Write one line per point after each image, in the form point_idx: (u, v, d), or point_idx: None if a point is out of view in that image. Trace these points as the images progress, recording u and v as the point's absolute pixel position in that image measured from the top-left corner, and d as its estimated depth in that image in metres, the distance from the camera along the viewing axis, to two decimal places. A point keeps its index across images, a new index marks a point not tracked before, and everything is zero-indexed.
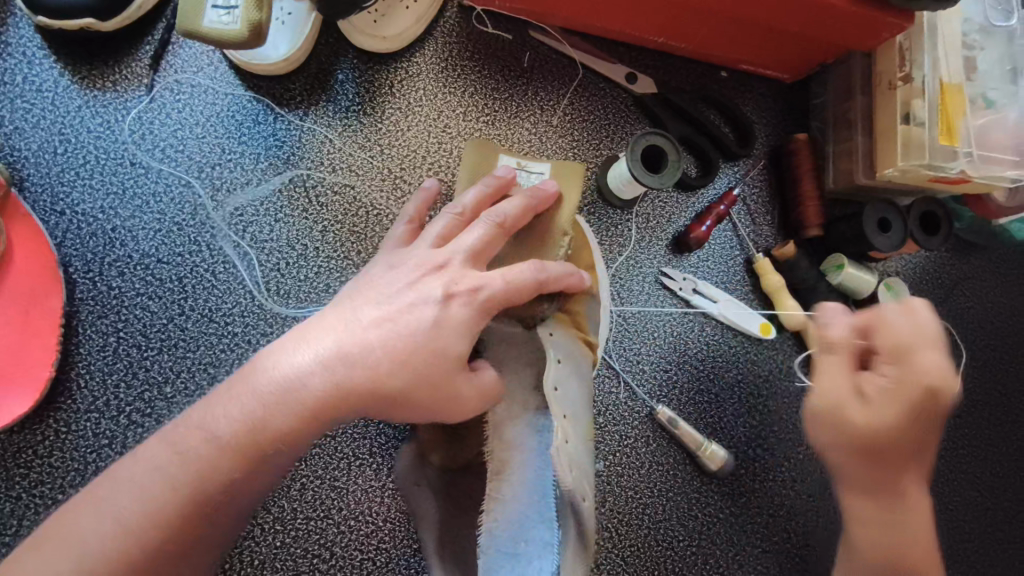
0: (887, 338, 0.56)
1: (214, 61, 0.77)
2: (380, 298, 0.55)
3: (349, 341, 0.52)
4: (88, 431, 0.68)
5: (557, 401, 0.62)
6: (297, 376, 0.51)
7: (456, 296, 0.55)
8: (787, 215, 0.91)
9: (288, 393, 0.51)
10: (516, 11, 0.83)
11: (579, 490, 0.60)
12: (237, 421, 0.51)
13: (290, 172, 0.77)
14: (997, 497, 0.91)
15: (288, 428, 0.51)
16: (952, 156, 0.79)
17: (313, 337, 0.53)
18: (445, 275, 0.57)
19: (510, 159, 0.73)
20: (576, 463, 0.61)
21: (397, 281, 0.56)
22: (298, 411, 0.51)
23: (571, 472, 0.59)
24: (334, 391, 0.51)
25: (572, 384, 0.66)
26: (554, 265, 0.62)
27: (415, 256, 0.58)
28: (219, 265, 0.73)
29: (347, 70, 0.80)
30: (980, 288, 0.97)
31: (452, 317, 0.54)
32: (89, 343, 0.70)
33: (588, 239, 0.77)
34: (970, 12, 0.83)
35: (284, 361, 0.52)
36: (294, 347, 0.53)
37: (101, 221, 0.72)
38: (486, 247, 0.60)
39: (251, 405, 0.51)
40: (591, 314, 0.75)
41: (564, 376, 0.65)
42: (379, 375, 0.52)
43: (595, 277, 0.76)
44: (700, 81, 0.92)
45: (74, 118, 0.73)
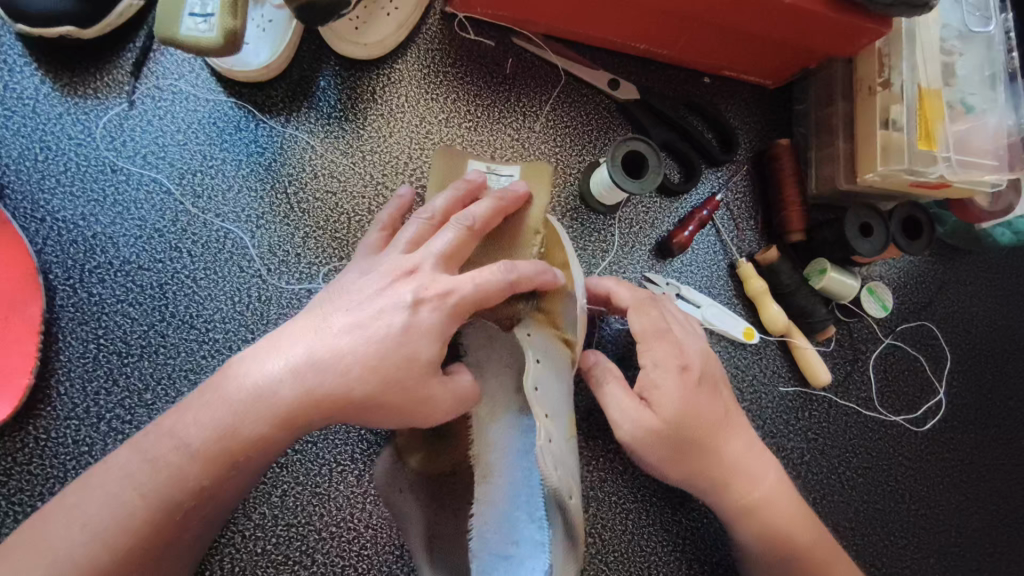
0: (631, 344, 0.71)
1: (195, 68, 0.77)
2: (351, 305, 0.55)
3: (321, 348, 0.53)
4: (68, 438, 0.68)
5: (538, 401, 0.62)
6: (269, 384, 0.52)
7: (424, 302, 0.55)
8: (770, 219, 0.92)
9: (258, 398, 0.52)
10: (498, 18, 0.84)
11: (565, 489, 0.58)
12: (209, 429, 0.51)
13: (272, 178, 0.77)
14: (982, 500, 0.93)
15: (260, 432, 0.52)
16: (931, 161, 0.79)
17: (286, 344, 0.54)
18: (416, 279, 0.57)
19: (480, 164, 0.74)
20: (563, 461, 0.61)
21: (368, 288, 0.56)
22: (271, 416, 0.51)
23: (557, 470, 0.59)
24: (304, 396, 0.52)
25: (550, 385, 0.65)
26: (526, 265, 0.62)
27: (386, 263, 0.59)
28: (200, 271, 0.74)
29: (329, 76, 0.80)
30: (964, 292, 0.97)
31: (422, 322, 0.54)
32: (70, 350, 0.70)
33: (563, 239, 0.75)
34: (949, 18, 0.83)
35: (257, 367, 0.53)
36: (266, 355, 0.53)
37: (82, 228, 0.72)
38: (457, 249, 0.60)
39: (221, 410, 0.52)
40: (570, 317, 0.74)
41: (542, 378, 0.64)
42: (348, 381, 0.52)
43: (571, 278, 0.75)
44: (683, 88, 0.92)
45: (56, 125, 0.73)
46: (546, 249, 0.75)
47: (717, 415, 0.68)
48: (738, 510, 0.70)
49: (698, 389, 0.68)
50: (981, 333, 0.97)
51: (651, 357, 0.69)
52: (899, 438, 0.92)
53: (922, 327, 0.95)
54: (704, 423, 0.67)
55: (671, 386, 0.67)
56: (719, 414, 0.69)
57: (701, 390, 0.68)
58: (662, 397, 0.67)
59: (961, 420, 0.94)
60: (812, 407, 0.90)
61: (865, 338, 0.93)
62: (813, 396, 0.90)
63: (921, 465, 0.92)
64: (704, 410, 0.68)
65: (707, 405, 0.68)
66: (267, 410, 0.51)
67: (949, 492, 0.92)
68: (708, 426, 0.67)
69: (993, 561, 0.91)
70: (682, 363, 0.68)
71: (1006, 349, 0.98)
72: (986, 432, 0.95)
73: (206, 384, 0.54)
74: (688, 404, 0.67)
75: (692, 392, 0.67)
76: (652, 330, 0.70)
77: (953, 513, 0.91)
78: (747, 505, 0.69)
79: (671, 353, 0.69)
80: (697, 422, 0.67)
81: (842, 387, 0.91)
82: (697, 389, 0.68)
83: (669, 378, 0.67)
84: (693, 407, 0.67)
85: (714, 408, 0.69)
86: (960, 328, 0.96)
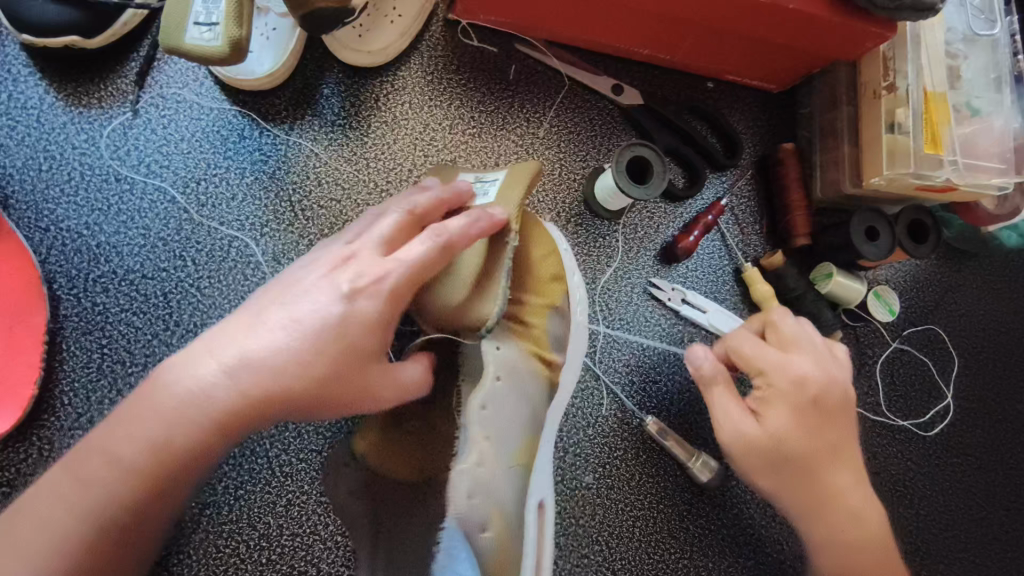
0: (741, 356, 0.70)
1: (199, 76, 0.77)
2: (290, 296, 0.53)
3: (253, 346, 0.51)
4: (72, 448, 0.67)
5: (479, 421, 0.62)
6: (202, 389, 0.49)
7: (362, 291, 0.53)
8: (775, 224, 0.91)
9: (192, 404, 0.49)
10: (501, 25, 0.83)
11: (476, 522, 0.60)
12: (144, 442, 0.49)
13: (276, 186, 0.77)
14: (993, 505, 0.92)
15: (193, 439, 0.49)
16: (937, 166, 0.79)
17: (216, 351, 0.51)
18: (352, 267, 0.55)
19: (468, 175, 0.71)
20: (491, 493, 0.62)
21: (304, 279, 0.55)
22: (204, 424, 0.49)
23: (473, 503, 0.60)
24: (240, 400, 0.49)
25: (506, 400, 0.65)
26: (455, 222, 0.58)
27: (325, 251, 0.57)
28: (204, 280, 0.73)
29: (333, 84, 0.80)
30: (971, 295, 0.97)
31: (359, 313, 0.53)
32: (73, 359, 0.69)
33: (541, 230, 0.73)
34: (953, 21, 0.83)
35: (193, 364, 0.51)
36: (205, 357, 0.51)
37: (86, 237, 0.72)
38: (398, 236, 0.59)
39: (154, 420, 0.49)
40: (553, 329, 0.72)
41: (498, 393, 0.64)
42: (272, 377, 0.50)
43: (561, 286, 0.74)
44: (687, 92, 0.92)
45: (60, 135, 0.73)
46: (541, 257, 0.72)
47: (826, 448, 0.65)
48: (827, 541, 0.67)
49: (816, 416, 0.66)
50: (988, 336, 0.97)
51: (767, 380, 0.67)
52: (907, 443, 0.91)
53: (929, 331, 0.95)
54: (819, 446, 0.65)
55: (778, 405, 0.66)
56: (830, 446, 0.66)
57: (815, 416, 0.66)
58: (766, 414, 0.66)
59: (970, 425, 0.94)
60: None
61: (872, 342, 0.92)
62: None
63: (930, 471, 0.91)
64: (811, 436, 0.65)
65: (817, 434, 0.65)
66: (200, 416, 0.49)
67: (959, 497, 0.91)
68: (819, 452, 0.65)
69: (1004, 567, 0.90)
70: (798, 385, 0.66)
71: (1015, 352, 0.97)
72: (996, 436, 0.94)
73: (138, 391, 0.51)
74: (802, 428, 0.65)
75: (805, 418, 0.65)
76: (772, 352, 0.68)
77: (963, 520, 0.91)
78: (835, 538, 0.66)
79: (783, 373, 0.67)
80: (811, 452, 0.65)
81: None
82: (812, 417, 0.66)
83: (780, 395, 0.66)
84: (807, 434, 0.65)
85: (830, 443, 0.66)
86: (967, 332, 0.96)
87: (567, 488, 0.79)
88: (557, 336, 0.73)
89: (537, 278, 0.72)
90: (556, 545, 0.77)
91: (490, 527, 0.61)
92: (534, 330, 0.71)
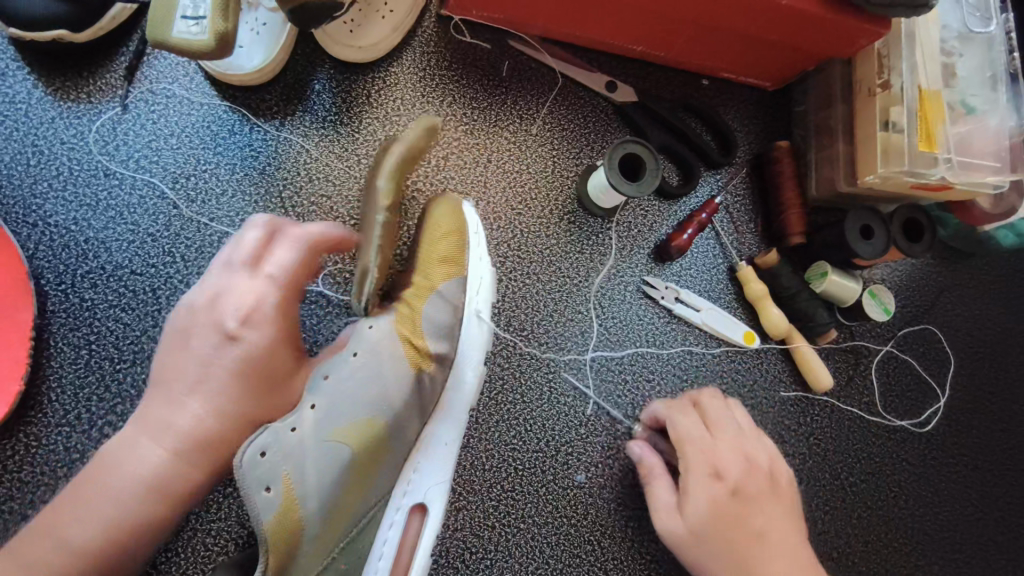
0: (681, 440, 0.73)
1: (189, 71, 0.76)
2: (185, 356, 0.55)
3: (183, 419, 0.53)
4: (59, 445, 0.67)
5: (314, 386, 0.59)
6: (153, 470, 0.51)
7: (246, 325, 0.56)
8: (770, 222, 0.91)
9: (148, 485, 0.51)
10: (494, 21, 0.83)
11: (259, 478, 0.54)
12: (103, 529, 0.49)
13: (266, 182, 0.77)
14: (989, 506, 0.92)
15: (154, 514, 0.51)
16: (932, 163, 0.78)
17: (153, 430, 0.53)
18: (224, 304, 0.56)
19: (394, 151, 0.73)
20: (287, 454, 0.56)
21: (186, 336, 0.56)
22: (165, 497, 0.52)
23: (263, 461, 0.54)
24: (197, 470, 0.53)
25: (354, 378, 0.61)
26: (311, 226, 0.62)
27: (190, 296, 0.57)
28: (193, 277, 0.73)
29: (324, 79, 0.80)
30: (967, 294, 0.96)
31: (253, 346, 0.55)
32: (61, 356, 0.69)
33: (450, 207, 0.72)
34: (948, 18, 0.83)
35: (131, 446, 0.52)
36: (139, 437, 0.52)
37: (74, 232, 0.71)
38: (259, 253, 0.59)
39: (108, 505, 0.50)
40: (430, 312, 0.67)
41: (346, 369, 0.61)
42: (211, 440, 0.53)
43: (454, 269, 0.70)
44: (682, 89, 0.92)
45: (48, 129, 0.72)
46: (442, 235, 0.69)
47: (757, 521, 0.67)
48: None
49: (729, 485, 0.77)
50: (984, 336, 0.96)
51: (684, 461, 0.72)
52: (903, 443, 0.90)
53: (925, 330, 0.94)
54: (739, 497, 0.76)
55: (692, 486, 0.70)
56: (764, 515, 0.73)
57: (733, 500, 0.68)
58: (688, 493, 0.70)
59: (967, 425, 0.93)
60: (815, 412, 0.89)
61: (867, 341, 0.92)
62: (815, 401, 0.89)
63: (926, 471, 0.90)
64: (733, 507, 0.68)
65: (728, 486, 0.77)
66: (159, 493, 0.51)
67: (955, 498, 0.91)
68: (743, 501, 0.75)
69: (999, 568, 0.90)
70: (716, 470, 0.70)
71: (1012, 352, 0.96)
72: (991, 436, 0.94)
73: (80, 475, 0.51)
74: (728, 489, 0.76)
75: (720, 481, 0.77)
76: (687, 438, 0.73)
77: (958, 519, 0.90)
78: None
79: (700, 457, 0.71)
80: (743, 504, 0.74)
81: (843, 392, 0.90)
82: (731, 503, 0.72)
83: (698, 482, 0.69)
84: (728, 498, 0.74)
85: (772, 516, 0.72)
86: (963, 331, 0.95)
87: (559, 487, 0.78)
88: (439, 322, 0.67)
89: (426, 258, 0.69)
90: (547, 545, 0.77)
91: (277, 488, 0.55)
92: (412, 312, 0.66)
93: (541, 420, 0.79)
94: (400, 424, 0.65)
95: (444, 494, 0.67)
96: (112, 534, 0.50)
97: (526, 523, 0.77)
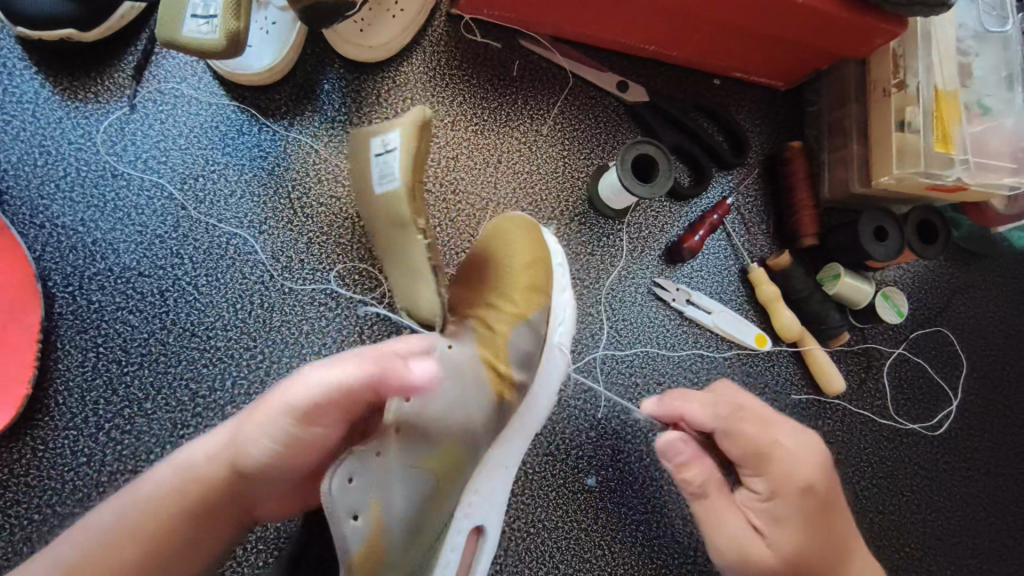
0: (747, 446, 0.61)
1: (197, 71, 0.76)
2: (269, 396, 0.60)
3: (225, 425, 0.57)
4: (66, 449, 0.66)
5: (399, 413, 0.58)
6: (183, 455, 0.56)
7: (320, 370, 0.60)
8: (782, 224, 0.90)
9: (175, 465, 0.55)
10: (504, 20, 0.82)
11: (347, 506, 0.53)
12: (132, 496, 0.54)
13: (275, 182, 0.76)
14: (1002, 511, 0.91)
15: (170, 488, 0.54)
16: (948, 164, 0.77)
17: (197, 440, 0.57)
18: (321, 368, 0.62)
19: (376, 141, 0.65)
20: (374, 483, 0.55)
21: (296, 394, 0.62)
22: (183, 472, 0.55)
23: (353, 487, 0.54)
24: (214, 449, 0.55)
25: (440, 402, 0.61)
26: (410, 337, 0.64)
27: None
28: (201, 278, 0.72)
29: (334, 79, 0.79)
30: (980, 297, 0.95)
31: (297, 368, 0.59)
32: (68, 358, 0.68)
33: (536, 231, 0.73)
34: (964, 18, 0.82)
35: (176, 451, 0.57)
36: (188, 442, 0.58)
37: (81, 233, 0.71)
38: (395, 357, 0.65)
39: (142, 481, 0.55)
40: (516, 342, 0.68)
41: (433, 393, 0.61)
42: (235, 431, 0.56)
43: (540, 299, 0.70)
44: (694, 89, 0.91)
45: (55, 129, 0.72)
46: (530, 263, 0.70)
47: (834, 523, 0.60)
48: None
49: (742, 447, 0.61)
50: (997, 338, 0.95)
51: (765, 480, 0.60)
52: (915, 447, 0.90)
53: (937, 333, 0.93)
54: (771, 464, 0.60)
55: (788, 505, 0.59)
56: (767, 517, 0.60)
57: (822, 509, 0.60)
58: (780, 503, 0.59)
59: (979, 429, 0.92)
60: (826, 415, 0.88)
61: (879, 344, 0.91)
62: (826, 404, 0.88)
63: (938, 475, 0.89)
64: (820, 519, 0.60)
65: (769, 439, 0.61)
66: (178, 471, 0.55)
67: (968, 502, 0.90)
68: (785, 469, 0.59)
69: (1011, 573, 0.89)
70: (806, 486, 0.59)
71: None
72: (1004, 439, 0.93)
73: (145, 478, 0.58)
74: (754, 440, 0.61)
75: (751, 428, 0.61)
76: (765, 446, 0.60)
77: (971, 524, 0.89)
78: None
79: (785, 470, 0.59)
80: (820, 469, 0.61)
81: (855, 395, 0.90)
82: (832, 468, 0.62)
83: (793, 496, 0.59)
84: (814, 456, 0.61)
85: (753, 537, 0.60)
86: (976, 334, 0.94)
87: (570, 491, 0.78)
88: (522, 350, 0.68)
89: (514, 284, 0.69)
90: (557, 549, 0.76)
91: (364, 517, 0.54)
92: (498, 337, 0.67)
93: (552, 423, 0.79)
94: (479, 447, 0.65)
95: (499, 515, 0.68)
96: (134, 500, 0.54)
97: (537, 527, 0.76)
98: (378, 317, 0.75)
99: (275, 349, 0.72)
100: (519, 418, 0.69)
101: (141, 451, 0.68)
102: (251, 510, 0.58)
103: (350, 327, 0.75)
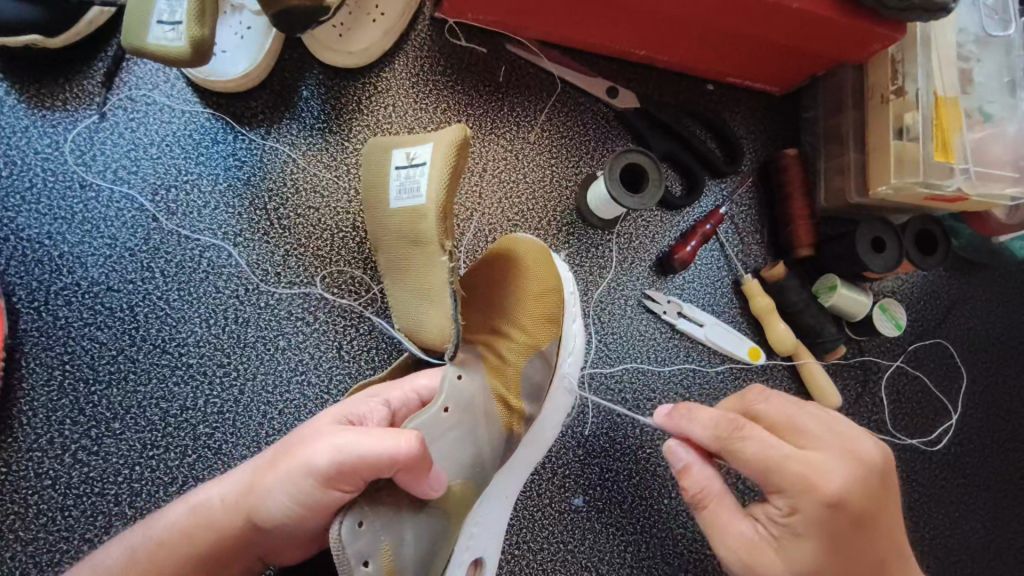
0: (755, 459, 0.52)
1: (170, 77, 0.73)
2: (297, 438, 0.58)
3: (244, 469, 0.56)
4: (30, 471, 0.64)
5: None
6: (201, 497, 0.56)
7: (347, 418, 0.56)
8: (776, 234, 0.87)
9: (192, 509, 0.55)
10: (489, 24, 0.79)
11: (358, 551, 0.50)
12: (145, 538, 0.55)
13: (251, 192, 0.73)
14: (1002, 528, 0.88)
15: (184, 533, 0.54)
16: (948, 174, 0.75)
17: (219, 482, 0.57)
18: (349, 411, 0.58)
19: (399, 153, 0.63)
20: (385, 525, 0.52)
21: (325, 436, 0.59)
22: (196, 517, 0.55)
23: (362, 533, 0.50)
24: (230, 496, 0.55)
25: (446, 436, 0.59)
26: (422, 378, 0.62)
27: None
28: (173, 293, 0.70)
29: (312, 85, 0.76)
30: (980, 308, 0.93)
31: (324, 420, 0.55)
32: (33, 377, 0.66)
33: (548, 253, 0.69)
34: (965, 22, 0.79)
35: (198, 492, 0.57)
36: (209, 482, 0.58)
37: (48, 247, 0.68)
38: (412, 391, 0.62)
39: (155, 522, 0.56)
40: (527, 373, 0.66)
41: (439, 429, 0.59)
42: (251, 480, 0.54)
43: (554, 328, 0.67)
44: (686, 95, 0.88)
45: (21, 138, 0.69)
46: (545, 288, 0.67)
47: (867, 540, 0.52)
48: None
49: (752, 466, 0.53)
50: (998, 351, 0.93)
51: (782, 496, 0.52)
52: (914, 464, 0.87)
53: (936, 345, 0.91)
54: (784, 480, 0.51)
55: (801, 527, 0.51)
56: (782, 533, 0.53)
57: (851, 528, 0.51)
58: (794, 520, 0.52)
59: (979, 444, 0.90)
60: None
61: (876, 357, 0.89)
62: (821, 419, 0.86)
63: (937, 491, 0.87)
64: (849, 535, 0.51)
65: (784, 450, 0.52)
66: (192, 515, 0.55)
67: (968, 519, 0.87)
68: (802, 485, 0.51)
69: None
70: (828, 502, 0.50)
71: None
72: (1005, 455, 0.90)
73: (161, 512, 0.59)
74: (764, 456, 0.52)
75: (761, 443, 0.52)
76: (778, 458, 0.52)
77: (970, 542, 0.87)
78: None
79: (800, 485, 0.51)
80: (853, 482, 0.51)
81: (851, 409, 0.87)
82: (873, 476, 0.52)
83: (808, 514, 0.51)
84: (844, 467, 0.51)
85: (767, 552, 0.53)
86: (976, 346, 0.92)
87: (556, 511, 0.75)
88: (533, 381, 0.66)
89: (527, 313, 0.66)
90: (543, 572, 0.74)
91: (375, 562, 0.51)
92: (509, 368, 0.65)
93: None
94: (483, 479, 0.63)
95: (498, 546, 0.66)
96: (148, 543, 0.54)
97: (521, 549, 0.73)
98: (358, 331, 0.73)
99: (250, 366, 0.70)
100: (524, 451, 0.68)
101: (109, 473, 0.66)
102: (270, 557, 0.57)
103: (328, 342, 0.72)
